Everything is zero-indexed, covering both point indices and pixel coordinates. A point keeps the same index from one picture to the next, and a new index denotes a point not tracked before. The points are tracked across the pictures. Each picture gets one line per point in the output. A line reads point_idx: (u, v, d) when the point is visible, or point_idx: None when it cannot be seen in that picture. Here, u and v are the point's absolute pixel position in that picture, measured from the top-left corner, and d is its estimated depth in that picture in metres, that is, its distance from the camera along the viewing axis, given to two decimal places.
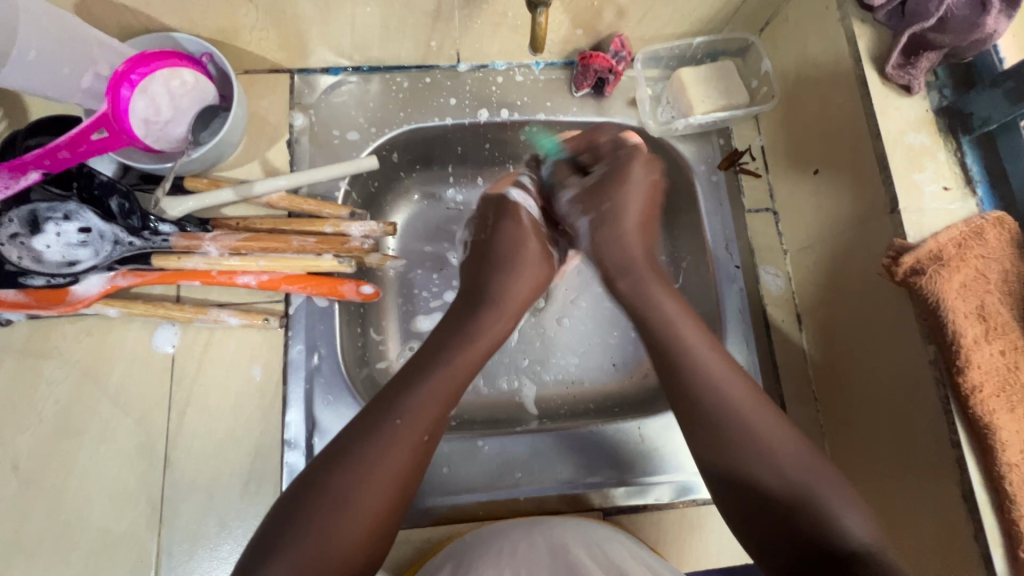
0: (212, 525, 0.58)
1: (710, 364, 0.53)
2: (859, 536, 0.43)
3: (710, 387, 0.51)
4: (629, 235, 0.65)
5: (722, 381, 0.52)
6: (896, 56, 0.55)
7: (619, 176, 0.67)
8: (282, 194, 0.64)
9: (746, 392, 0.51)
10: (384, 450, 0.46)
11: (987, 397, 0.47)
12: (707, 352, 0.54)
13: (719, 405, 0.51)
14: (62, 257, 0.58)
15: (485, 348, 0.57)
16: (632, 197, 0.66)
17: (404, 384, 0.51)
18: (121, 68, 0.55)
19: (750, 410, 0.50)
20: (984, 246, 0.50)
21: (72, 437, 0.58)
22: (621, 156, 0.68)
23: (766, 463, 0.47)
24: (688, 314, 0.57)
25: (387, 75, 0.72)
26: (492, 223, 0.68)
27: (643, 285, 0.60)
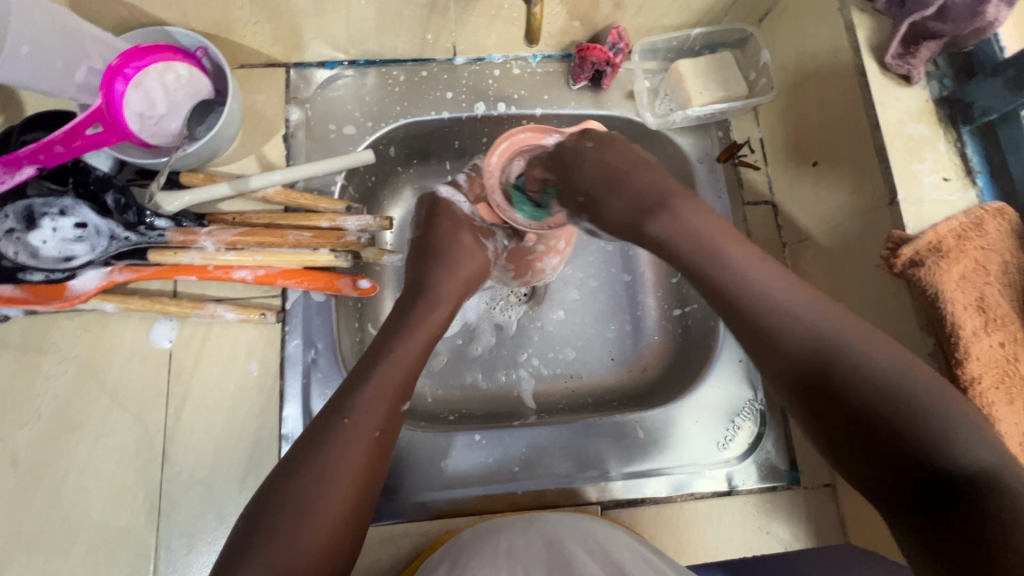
0: (210, 519, 0.58)
1: (773, 285, 0.48)
2: (974, 458, 0.37)
3: (779, 321, 0.46)
4: (636, 190, 0.56)
5: (789, 304, 0.46)
6: (896, 44, 0.54)
7: (569, 163, 0.58)
8: (277, 189, 0.64)
9: (826, 311, 0.45)
10: (339, 448, 0.47)
11: (986, 389, 0.46)
12: (773, 274, 0.48)
13: (799, 342, 0.44)
14: (58, 252, 0.58)
15: (424, 344, 0.56)
16: (611, 163, 0.58)
17: (360, 381, 0.51)
18: (115, 61, 0.55)
19: (843, 332, 0.44)
20: (983, 237, 0.49)
21: (71, 432, 0.58)
22: (564, 147, 0.58)
23: (870, 382, 0.41)
24: (735, 243, 0.51)
25: (384, 69, 0.71)
26: (427, 220, 0.66)
27: (681, 224, 0.53)
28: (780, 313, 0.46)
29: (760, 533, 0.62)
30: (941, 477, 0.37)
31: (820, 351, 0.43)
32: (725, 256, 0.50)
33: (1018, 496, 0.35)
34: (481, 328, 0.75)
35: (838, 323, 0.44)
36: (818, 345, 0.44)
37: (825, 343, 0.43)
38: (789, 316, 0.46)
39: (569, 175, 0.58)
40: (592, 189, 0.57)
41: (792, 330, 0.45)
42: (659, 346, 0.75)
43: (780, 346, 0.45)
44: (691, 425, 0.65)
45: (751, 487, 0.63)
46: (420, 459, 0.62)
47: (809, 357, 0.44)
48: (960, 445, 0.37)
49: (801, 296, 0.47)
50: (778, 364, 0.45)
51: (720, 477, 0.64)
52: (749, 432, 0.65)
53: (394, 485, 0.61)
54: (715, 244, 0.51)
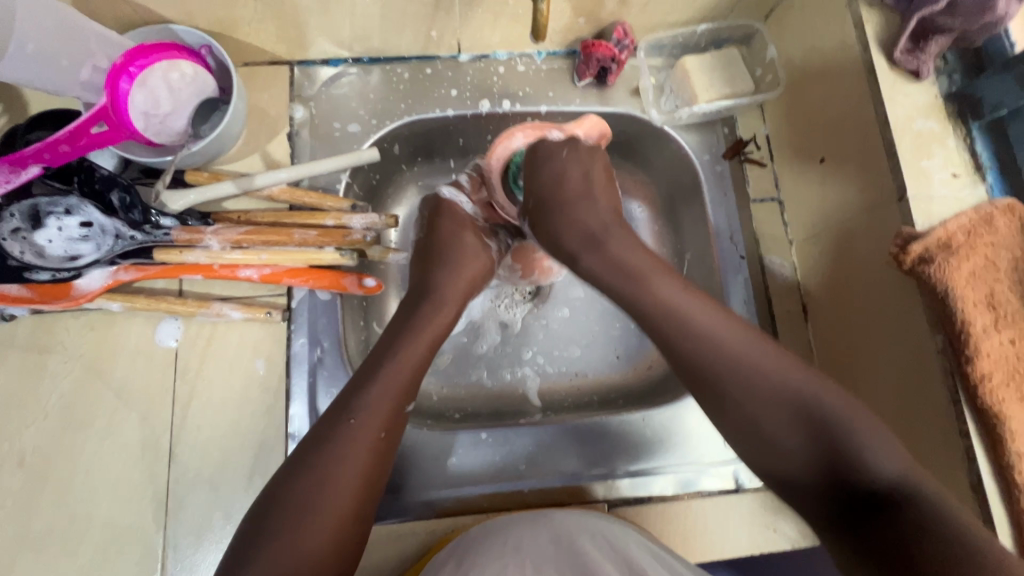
0: (217, 517, 0.58)
1: (702, 317, 0.50)
2: (888, 471, 0.41)
3: (705, 345, 0.49)
4: (582, 217, 0.59)
5: (721, 335, 0.49)
6: (904, 40, 0.54)
7: (536, 163, 0.61)
8: (283, 187, 0.63)
9: (752, 340, 0.49)
10: (343, 450, 0.47)
11: (997, 386, 0.46)
12: (701, 307, 0.51)
13: (727, 365, 0.48)
14: (64, 251, 0.58)
15: (428, 347, 0.56)
16: (565, 179, 0.61)
17: (366, 381, 0.51)
18: (120, 60, 0.54)
19: (769, 362, 0.47)
20: (993, 234, 0.49)
21: (77, 431, 0.58)
22: (539, 152, 0.62)
23: (794, 408, 0.45)
24: (665, 275, 0.54)
25: (388, 66, 0.71)
26: (429, 221, 0.66)
27: (613, 255, 0.56)
28: (707, 340, 0.49)
29: (768, 531, 0.61)
30: (861, 493, 0.41)
31: (754, 383, 0.47)
32: (651, 282, 0.53)
33: (927, 499, 0.39)
34: (486, 325, 0.75)
35: (757, 348, 0.48)
36: (753, 378, 0.47)
37: (752, 374, 0.47)
38: (712, 343, 0.49)
39: (530, 178, 0.62)
40: (538, 198, 0.61)
41: (723, 362, 0.48)
42: None
43: (713, 378, 0.48)
44: (698, 423, 0.65)
45: (758, 485, 0.63)
46: (426, 457, 0.62)
47: (736, 378, 0.47)
48: (869, 456, 0.42)
49: (726, 327, 0.50)
50: (705, 387, 0.49)
51: (727, 476, 0.63)
52: None
53: (401, 483, 0.61)
54: (647, 273, 0.54)
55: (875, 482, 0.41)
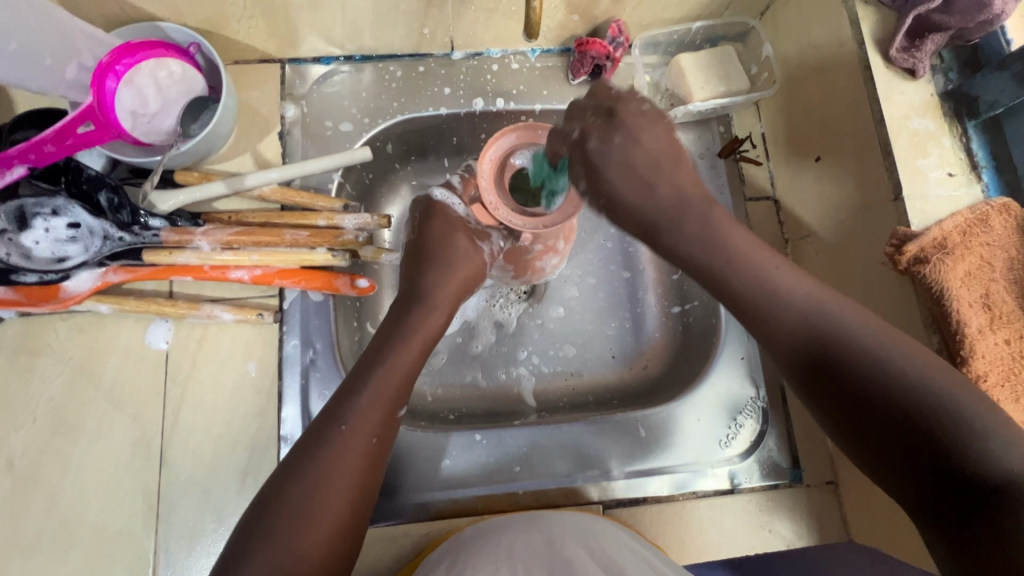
0: (209, 521, 0.57)
1: (792, 284, 0.46)
2: (1006, 465, 0.36)
3: (812, 317, 0.44)
4: (651, 198, 0.52)
5: (815, 303, 0.45)
6: (901, 38, 0.54)
7: (596, 167, 0.51)
8: (274, 187, 0.63)
9: (846, 309, 0.44)
10: (335, 454, 0.46)
11: (991, 387, 0.46)
12: (790, 274, 0.47)
13: (829, 338, 0.43)
14: (51, 253, 0.57)
15: (419, 349, 0.55)
16: (632, 164, 0.51)
17: (360, 385, 0.51)
18: (106, 58, 0.53)
19: (868, 333, 0.42)
20: (989, 233, 0.49)
21: (67, 434, 0.58)
22: (590, 149, 0.51)
23: (893, 383, 0.40)
24: (751, 240, 0.49)
25: (380, 64, 0.70)
26: (420, 222, 0.65)
27: (687, 240, 0.50)
28: (813, 310, 0.45)
29: (762, 531, 0.62)
30: (966, 487, 0.36)
31: (848, 357, 0.42)
32: (748, 253, 0.48)
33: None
34: (480, 326, 0.74)
35: (868, 325, 0.43)
36: (845, 352, 0.42)
37: (848, 342, 0.42)
38: (819, 317, 0.44)
39: (592, 180, 0.52)
40: (608, 196, 0.52)
41: (814, 333, 0.44)
42: (661, 343, 0.74)
43: (799, 350, 0.45)
44: (694, 423, 0.65)
45: (753, 485, 0.63)
46: (420, 459, 0.62)
47: (846, 351, 0.42)
48: (990, 453, 0.36)
49: (820, 296, 0.45)
50: (801, 360, 0.45)
51: (723, 476, 0.63)
52: (751, 429, 0.65)
53: (395, 485, 0.61)
54: (733, 240, 0.49)
55: (989, 475, 0.36)
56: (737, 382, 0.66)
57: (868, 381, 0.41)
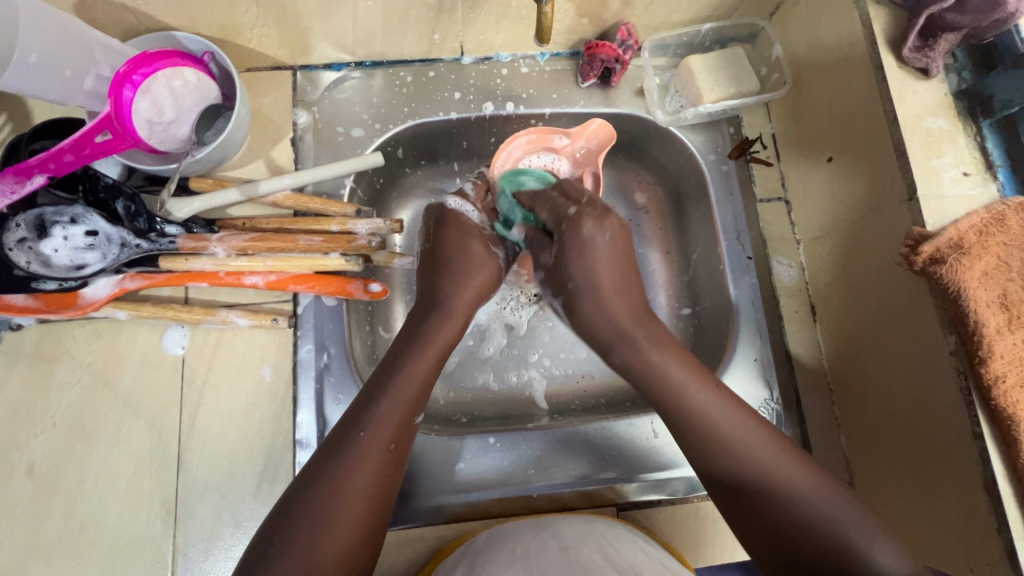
0: (226, 526, 0.58)
1: (707, 404, 0.50)
2: (895, 574, 0.41)
3: (720, 439, 0.48)
4: (612, 307, 0.56)
5: (723, 427, 0.48)
6: (913, 38, 0.53)
7: (570, 256, 0.58)
8: (287, 193, 0.63)
9: (750, 432, 0.48)
10: (355, 461, 0.47)
11: (1010, 387, 0.45)
12: (707, 395, 0.50)
13: (748, 467, 0.47)
14: (70, 261, 0.57)
15: (436, 358, 0.55)
16: (601, 266, 0.57)
17: (379, 391, 0.51)
18: (123, 68, 0.54)
19: (775, 458, 0.47)
20: (1006, 233, 0.48)
21: (86, 440, 0.58)
22: (570, 231, 0.58)
23: (794, 500, 0.45)
24: (681, 359, 0.53)
25: (391, 70, 0.71)
26: (435, 230, 0.64)
27: (632, 342, 0.54)
28: (718, 438, 0.48)
29: None
30: None
31: (760, 480, 0.46)
32: (669, 372, 0.52)
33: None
34: (492, 328, 0.75)
35: (762, 442, 0.48)
36: (756, 474, 0.46)
37: (756, 467, 0.47)
38: (725, 439, 0.48)
39: (563, 264, 0.58)
40: (578, 282, 0.57)
41: (730, 456, 0.47)
42: None
43: (716, 473, 0.48)
44: None
45: None
46: (434, 463, 0.62)
47: (755, 475, 0.46)
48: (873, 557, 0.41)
49: (728, 416, 0.49)
50: (716, 481, 0.48)
51: None
52: None
53: (410, 489, 0.61)
54: (662, 363, 0.52)
55: None
56: (750, 384, 0.65)
57: (774, 496, 0.45)
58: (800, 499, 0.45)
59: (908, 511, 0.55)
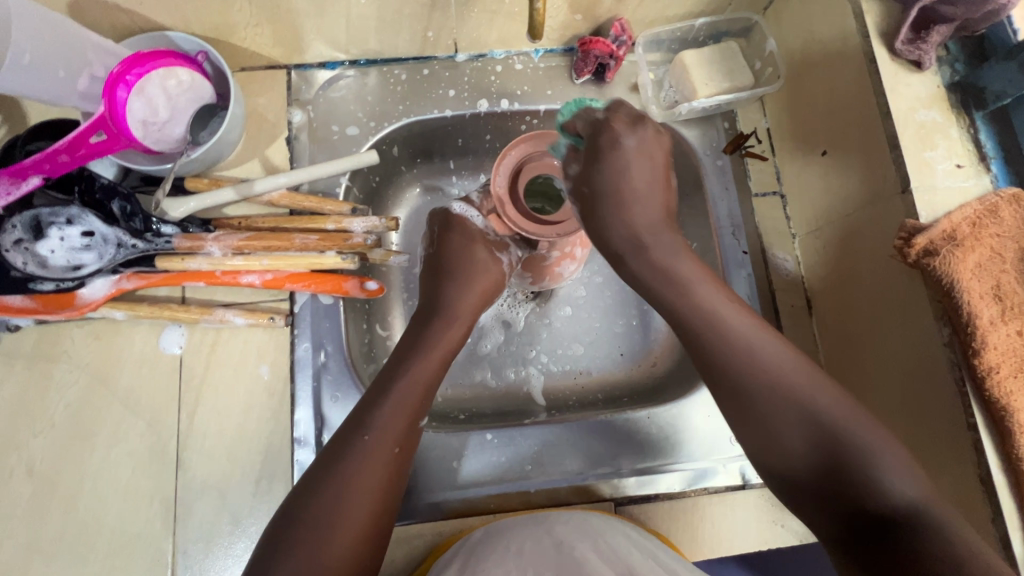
0: (225, 524, 0.58)
1: (736, 323, 0.50)
2: (903, 495, 0.41)
3: (752, 360, 0.48)
4: (634, 214, 0.51)
5: (756, 349, 0.49)
6: (905, 30, 0.53)
7: (600, 152, 0.49)
8: (282, 192, 0.64)
9: (785, 353, 0.49)
10: (360, 465, 0.47)
11: (1004, 378, 0.46)
12: (735, 312, 0.51)
13: (777, 388, 0.47)
14: (67, 261, 0.58)
15: (440, 361, 0.56)
16: (629, 175, 0.49)
17: (381, 396, 0.51)
18: (117, 68, 0.55)
19: (800, 376, 0.47)
20: (998, 225, 0.48)
21: (85, 440, 0.59)
22: (604, 136, 0.49)
23: (812, 417, 0.45)
24: (708, 282, 0.52)
25: (385, 68, 0.71)
26: (439, 235, 0.64)
27: (646, 267, 0.52)
28: (748, 361, 0.48)
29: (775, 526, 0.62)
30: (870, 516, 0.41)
31: (784, 397, 0.47)
32: (695, 291, 0.51)
33: (937, 530, 0.39)
34: (489, 325, 0.75)
35: (792, 367, 0.48)
36: (779, 389, 0.47)
37: (781, 387, 0.47)
38: (755, 360, 0.48)
39: (590, 168, 0.50)
40: (594, 186, 0.50)
41: (754, 373, 0.48)
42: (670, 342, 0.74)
43: (741, 387, 0.48)
44: (704, 420, 0.65)
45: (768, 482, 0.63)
46: (432, 460, 0.62)
47: (774, 394, 0.47)
48: (887, 481, 0.42)
49: (756, 334, 0.49)
50: (732, 402, 0.49)
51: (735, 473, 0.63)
52: None
53: (408, 486, 0.61)
54: (687, 280, 0.51)
55: (885, 503, 0.41)
56: None
57: (799, 423, 0.46)
58: (818, 417, 0.45)
59: None
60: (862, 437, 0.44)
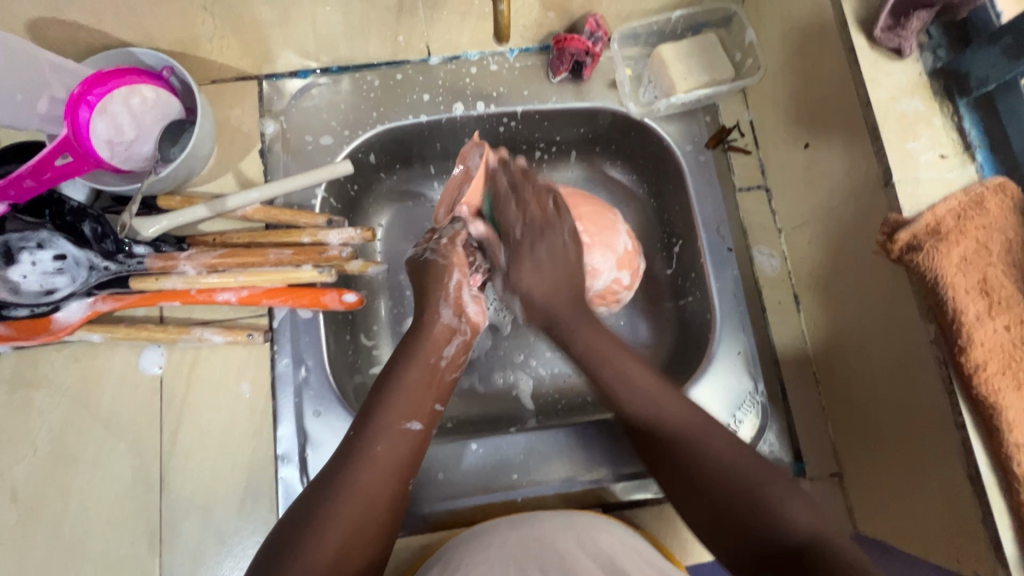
0: (211, 544, 0.58)
1: (636, 372, 0.55)
2: (801, 526, 0.43)
3: (648, 403, 0.53)
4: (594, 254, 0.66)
5: (650, 391, 0.53)
6: (885, 16, 0.51)
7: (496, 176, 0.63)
8: (256, 207, 0.63)
9: (676, 401, 0.53)
10: (353, 468, 0.48)
11: (991, 375, 0.44)
12: (631, 363, 0.56)
13: (665, 424, 0.52)
14: (40, 286, 0.57)
15: (428, 366, 0.56)
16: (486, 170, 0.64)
17: (378, 401, 0.53)
18: (77, 90, 0.54)
19: (685, 414, 0.52)
20: (985, 216, 0.47)
21: (68, 464, 0.58)
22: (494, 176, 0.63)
23: (708, 461, 0.48)
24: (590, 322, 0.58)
25: (357, 74, 0.69)
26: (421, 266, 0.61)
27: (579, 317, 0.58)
28: (643, 403, 0.53)
29: None
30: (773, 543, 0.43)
31: (677, 440, 0.50)
32: (582, 332, 0.57)
33: (834, 556, 0.40)
34: None
35: (687, 411, 0.52)
36: (685, 426, 0.51)
37: (665, 423, 0.52)
38: (649, 403, 0.53)
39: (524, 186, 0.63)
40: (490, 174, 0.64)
41: (644, 413, 0.53)
42: (659, 343, 0.73)
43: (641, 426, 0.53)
44: None
45: None
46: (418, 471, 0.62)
47: (669, 432, 0.51)
48: (787, 511, 0.44)
49: (653, 385, 0.54)
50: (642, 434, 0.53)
51: None
52: (751, 424, 0.63)
53: None
54: (593, 334, 0.58)
55: (792, 533, 0.43)
56: (735, 377, 0.65)
57: (696, 457, 0.49)
58: (692, 446, 0.49)
59: (894, 504, 0.55)
60: (740, 484, 0.46)
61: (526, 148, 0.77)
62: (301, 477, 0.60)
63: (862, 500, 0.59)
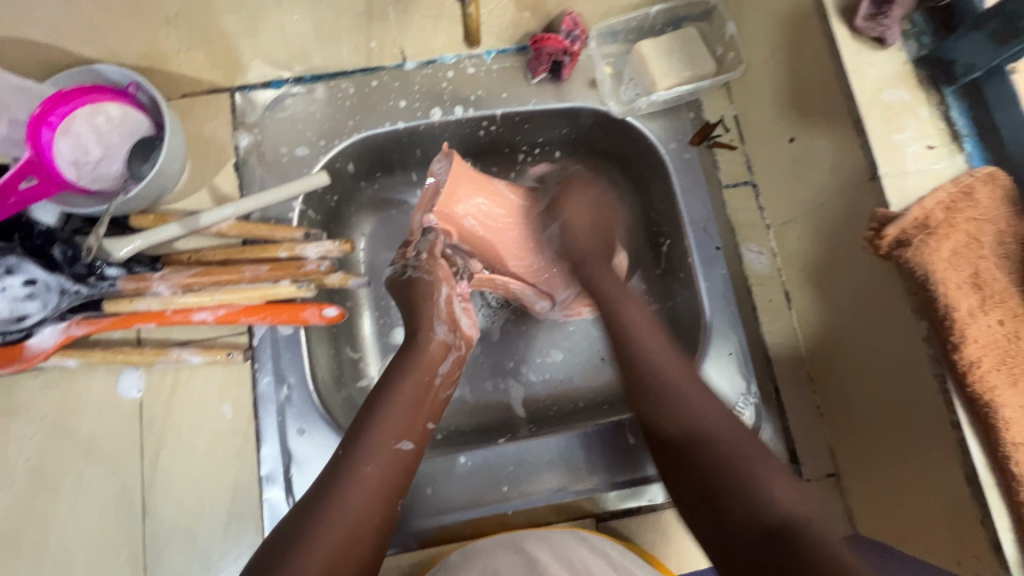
0: (196, 569, 0.57)
1: (628, 312, 0.57)
2: (781, 508, 0.42)
3: (637, 350, 0.54)
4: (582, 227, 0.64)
5: (642, 337, 0.55)
6: (867, 5, 0.50)
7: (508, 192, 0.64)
8: (231, 222, 0.61)
9: (665, 352, 0.54)
10: (342, 493, 0.47)
11: (986, 372, 0.43)
12: (635, 309, 0.57)
13: (656, 378, 0.52)
14: (10, 313, 0.56)
15: (421, 385, 0.54)
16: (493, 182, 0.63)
17: (369, 420, 0.51)
18: (38, 110, 0.54)
19: (676, 373, 0.52)
20: (975, 207, 0.45)
21: (49, 493, 0.57)
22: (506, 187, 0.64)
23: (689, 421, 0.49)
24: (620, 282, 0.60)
25: (332, 82, 0.67)
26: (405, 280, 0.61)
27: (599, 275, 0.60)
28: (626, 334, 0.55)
29: None
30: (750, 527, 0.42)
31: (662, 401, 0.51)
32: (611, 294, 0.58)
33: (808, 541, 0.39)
34: None
35: (676, 369, 0.52)
36: (661, 392, 0.51)
37: (658, 388, 0.52)
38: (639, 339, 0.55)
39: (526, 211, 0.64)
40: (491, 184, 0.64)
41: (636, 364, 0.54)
42: None
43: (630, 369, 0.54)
44: None
45: None
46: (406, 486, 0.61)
47: (657, 384, 0.52)
48: (769, 491, 0.43)
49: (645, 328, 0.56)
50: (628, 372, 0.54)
51: None
52: (745, 426, 0.62)
53: None
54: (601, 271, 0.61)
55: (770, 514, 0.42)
56: (728, 378, 0.63)
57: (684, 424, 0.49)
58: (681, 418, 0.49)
59: (892, 506, 0.54)
60: (724, 452, 0.46)
61: (509, 151, 0.75)
62: (287, 498, 0.58)
63: (859, 499, 0.57)
